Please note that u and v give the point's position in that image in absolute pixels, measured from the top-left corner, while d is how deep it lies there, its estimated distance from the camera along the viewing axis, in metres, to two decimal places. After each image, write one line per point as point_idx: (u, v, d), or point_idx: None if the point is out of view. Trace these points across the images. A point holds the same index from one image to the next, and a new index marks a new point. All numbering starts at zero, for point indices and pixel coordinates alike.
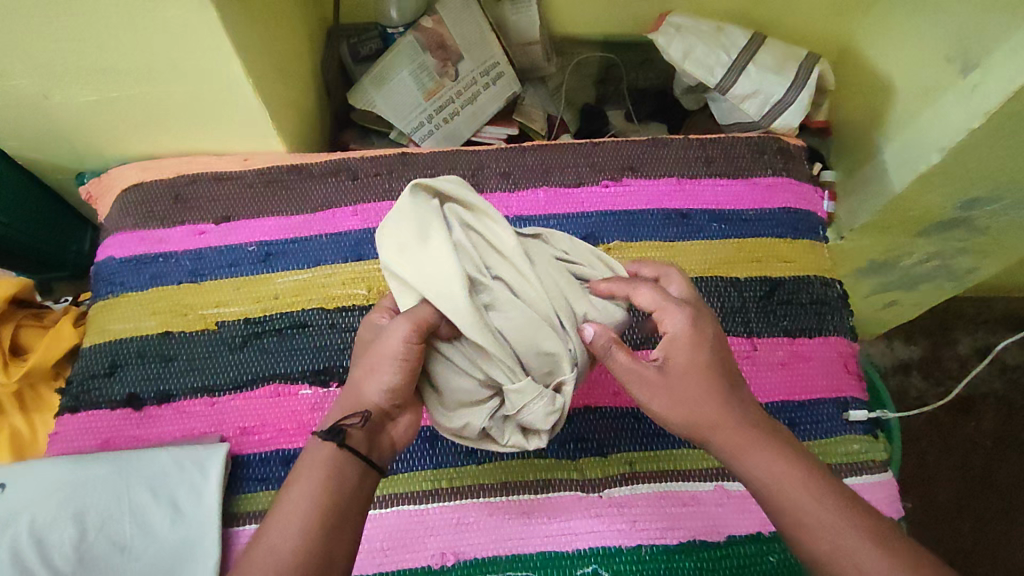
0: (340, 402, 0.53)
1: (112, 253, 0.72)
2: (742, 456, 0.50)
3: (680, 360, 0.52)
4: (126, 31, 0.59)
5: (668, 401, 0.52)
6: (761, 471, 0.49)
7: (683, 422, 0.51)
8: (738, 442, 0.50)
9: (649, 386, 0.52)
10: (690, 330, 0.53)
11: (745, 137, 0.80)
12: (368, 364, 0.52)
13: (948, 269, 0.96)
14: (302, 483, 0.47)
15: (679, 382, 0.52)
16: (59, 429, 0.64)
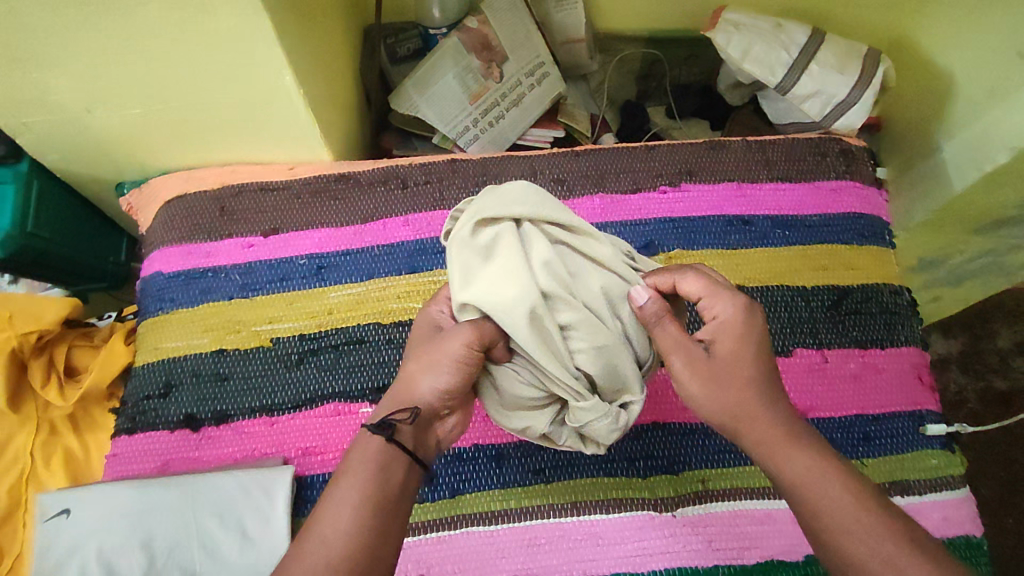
0: (389, 395, 0.50)
1: (159, 268, 0.70)
2: (776, 456, 0.45)
3: (727, 348, 0.48)
4: (175, 43, 0.57)
5: (704, 383, 0.48)
6: (795, 471, 0.44)
7: (715, 408, 0.47)
8: (774, 441, 0.45)
9: (689, 365, 0.48)
10: (737, 318, 0.48)
11: (805, 138, 0.77)
12: (422, 359, 0.50)
13: (1000, 266, 0.91)
14: (349, 478, 0.43)
15: (721, 369, 0.48)
16: (119, 451, 0.63)
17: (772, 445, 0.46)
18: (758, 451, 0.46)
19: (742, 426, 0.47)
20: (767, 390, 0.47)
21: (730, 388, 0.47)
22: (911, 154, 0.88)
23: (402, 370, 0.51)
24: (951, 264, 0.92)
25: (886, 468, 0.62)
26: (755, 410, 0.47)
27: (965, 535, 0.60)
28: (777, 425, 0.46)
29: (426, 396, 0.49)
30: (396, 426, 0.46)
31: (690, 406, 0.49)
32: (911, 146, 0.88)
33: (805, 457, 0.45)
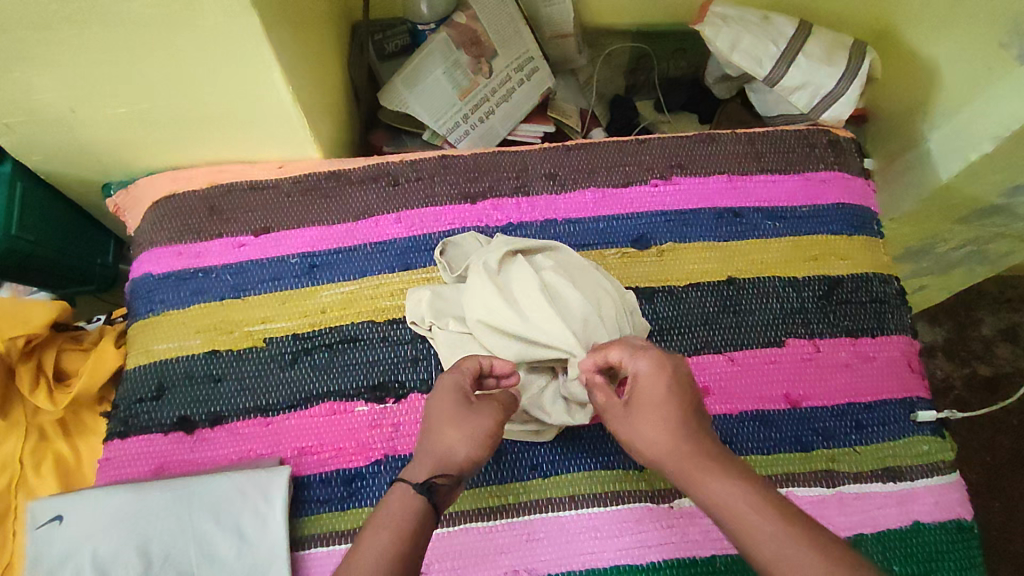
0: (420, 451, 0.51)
1: (149, 269, 0.70)
2: (696, 484, 0.47)
3: (644, 397, 0.51)
4: (162, 40, 0.56)
5: (627, 435, 0.52)
6: (714, 491, 0.46)
7: (641, 451, 0.51)
8: (687, 471, 0.47)
9: (615, 421, 0.53)
10: (653, 368, 0.51)
11: (794, 129, 0.78)
12: (459, 427, 0.50)
13: (984, 254, 0.92)
14: (387, 531, 0.44)
15: (638, 415, 0.51)
16: (111, 455, 0.63)
17: (691, 463, 0.48)
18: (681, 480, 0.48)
19: (665, 463, 0.49)
20: (681, 427, 0.49)
21: (647, 434, 0.50)
22: (896, 145, 0.88)
23: (429, 433, 0.51)
24: (938, 252, 0.94)
25: (877, 455, 0.63)
26: (670, 446, 0.49)
27: (956, 519, 0.61)
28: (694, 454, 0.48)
29: (466, 460, 0.50)
30: (439, 489, 0.48)
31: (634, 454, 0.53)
32: (896, 136, 0.88)
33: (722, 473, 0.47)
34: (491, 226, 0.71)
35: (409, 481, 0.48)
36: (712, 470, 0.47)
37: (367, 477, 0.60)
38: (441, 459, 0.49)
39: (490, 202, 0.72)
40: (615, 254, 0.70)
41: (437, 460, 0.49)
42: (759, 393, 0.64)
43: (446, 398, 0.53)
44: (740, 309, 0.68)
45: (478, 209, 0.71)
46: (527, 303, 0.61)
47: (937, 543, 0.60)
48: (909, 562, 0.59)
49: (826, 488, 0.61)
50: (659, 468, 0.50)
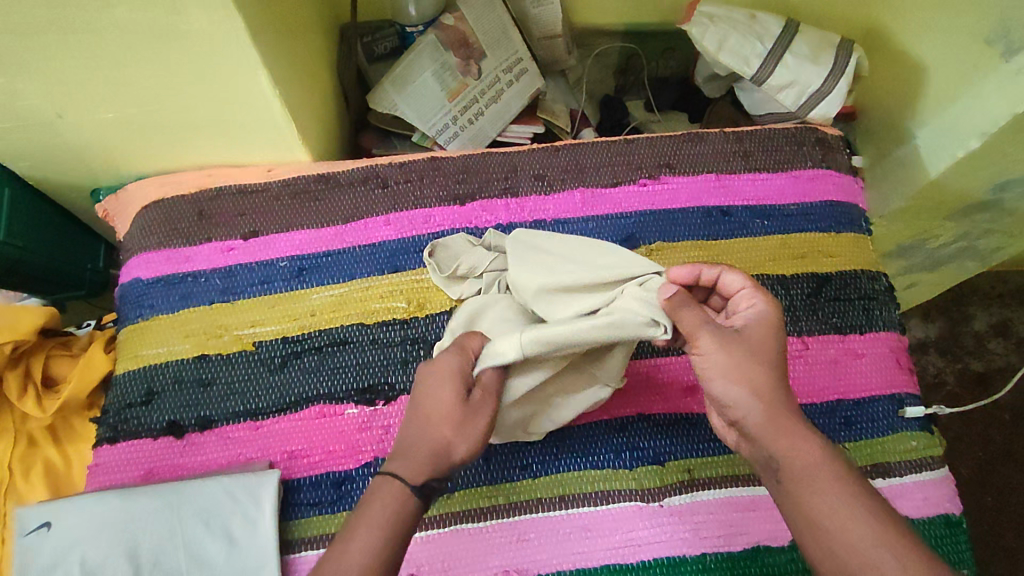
0: (415, 449, 0.48)
1: (138, 274, 0.69)
2: (783, 441, 0.46)
3: (754, 336, 0.49)
4: (147, 45, 0.56)
5: (727, 355, 0.48)
6: (802, 455, 0.46)
7: (730, 377, 0.48)
8: (783, 425, 0.46)
9: (716, 338, 0.49)
10: (773, 317, 0.51)
11: (782, 128, 0.78)
12: (456, 426, 0.48)
13: (974, 250, 0.93)
14: (376, 532, 0.45)
15: (750, 345, 0.49)
16: (100, 461, 0.62)
17: (781, 425, 0.46)
18: (767, 432, 0.47)
19: (754, 404, 0.47)
20: (779, 375, 0.49)
21: (748, 367, 0.48)
22: (884, 142, 0.89)
23: (424, 429, 0.49)
24: (928, 249, 0.94)
25: (866, 452, 0.63)
26: (767, 391, 0.47)
27: (944, 514, 0.61)
28: (788, 412, 0.47)
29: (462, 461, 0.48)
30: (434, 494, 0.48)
31: (703, 376, 0.49)
32: (884, 133, 0.89)
33: (808, 444, 0.46)
34: (480, 227, 0.71)
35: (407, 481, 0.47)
36: (800, 428, 0.47)
37: (358, 479, 0.60)
38: (438, 458, 0.48)
39: (479, 203, 0.72)
40: None
41: (435, 461, 0.47)
42: None
43: (446, 392, 0.49)
44: None
45: (467, 210, 0.71)
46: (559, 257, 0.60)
47: (926, 538, 0.60)
48: None
49: None
50: (739, 404, 0.48)
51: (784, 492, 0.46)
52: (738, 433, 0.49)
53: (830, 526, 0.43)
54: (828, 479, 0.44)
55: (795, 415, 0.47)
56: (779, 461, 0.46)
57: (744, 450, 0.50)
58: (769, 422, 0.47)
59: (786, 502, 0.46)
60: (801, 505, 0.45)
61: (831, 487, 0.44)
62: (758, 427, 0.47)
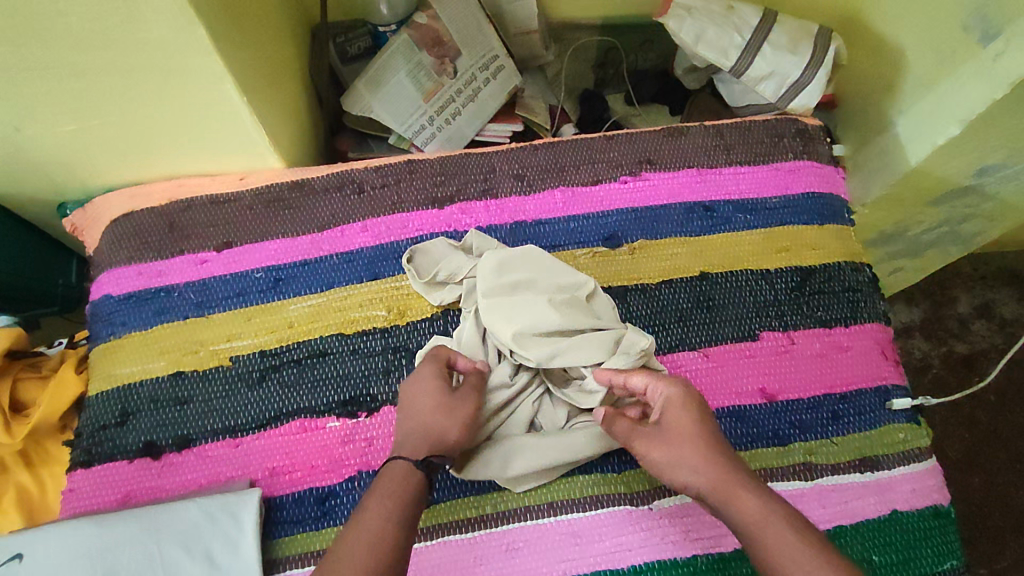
0: (411, 433, 0.54)
1: (109, 291, 0.67)
2: (731, 502, 0.48)
3: (674, 420, 0.53)
4: (102, 54, 0.53)
5: (660, 451, 0.53)
6: (751, 512, 0.47)
7: (671, 469, 0.52)
8: (723, 489, 0.49)
9: (645, 439, 0.54)
10: (680, 393, 0.54)
11: (762, 120, 0.77)
12: (445, 414, 0.55)
13: (956, 235, 0.92)
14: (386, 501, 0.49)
15: (669, 433, 0.53)
16: (74, 486, 0.60)
17: (724, 492, 0.49)
18: (715, 501, 0.49)
19: (700, 480, 0.50)
20: (711, 444, 0.52)
21: (681, 453, 0.51)
22: (864, 131, 0.88)
23: (415, 420, 0.55)
24: (911, 236, 0.94)
25: (854, 446, 0.63)
26: (704, 462, 0.50)
27: (933, 505, 0.61)
28: (731, 473, 0.50)
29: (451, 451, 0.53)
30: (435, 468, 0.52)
31: (655, 474, 0.54)
32: (865, 122, 0.88)
33: (755, 500, 0.48)
34: (460, 230, 0.70)
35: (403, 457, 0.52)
36: (745, 487, 0.49)
37: (342, 494, 0.59)
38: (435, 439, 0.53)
39: (458, 206, 0.70)
40: (587, 254, 0.69)
41: (428, 441, 0.53)
42: (736, 387, 0.64)
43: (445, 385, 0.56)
44: (714, 304, 0.67)
45: (446, 213, 0.70)
46: (520, 312, 0.61)
47: (915, 530, 0.60)
48: (887, 550, 0.59)
49: (805, 481, 0.61)
50: (687, 484, 0.51)
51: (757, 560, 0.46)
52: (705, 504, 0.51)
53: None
54: (777, 525, 0.46)
55: (734, 474, 0.50)
56: (737, 524, 0.48)
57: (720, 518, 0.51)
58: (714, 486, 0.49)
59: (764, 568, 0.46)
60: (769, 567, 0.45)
61: (788, 536, 0.45)
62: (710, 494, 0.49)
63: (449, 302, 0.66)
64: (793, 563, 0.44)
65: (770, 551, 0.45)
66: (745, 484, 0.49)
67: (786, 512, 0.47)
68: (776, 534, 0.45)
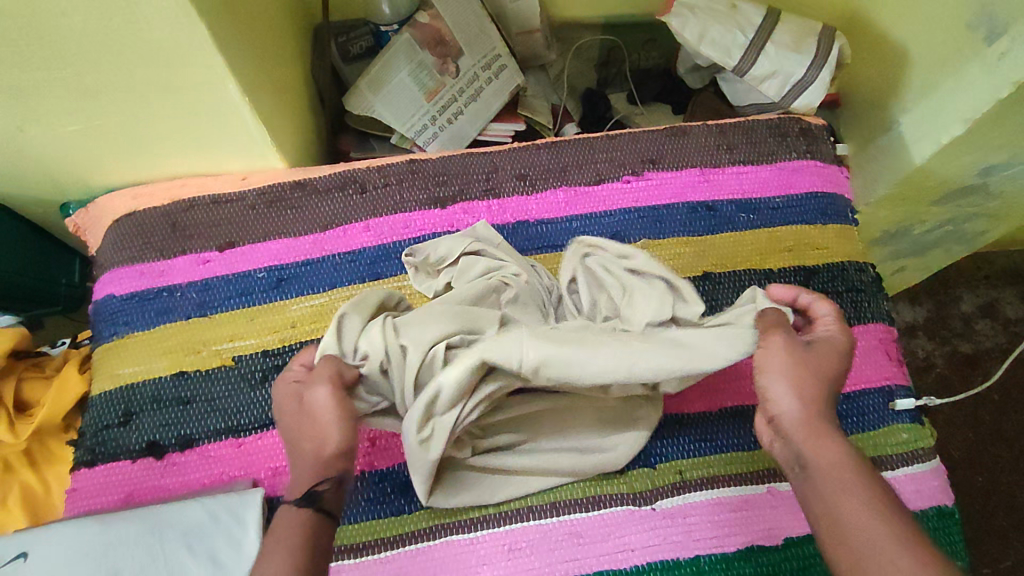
0: (295, 463, 0.48)
1: (112, 291, 0.67)
2: (815, 440, 0.46)
3: (821, 350, 0.51)
4: (104, 54, 0.53)
5: (787, 356, 0.49)
6: (828, 457, 0.45)
7: (784, 377, 0.49)
8: (815, 425, 0.47)
9: (784, 339, 0.50)
10: (844, 339, 0.52)
11: (765, 119, 0.77)
12: (314, 427, 0.48)
13: (961, 234, 0.92)
14: (282, 549, 0.43)
15: (811, 355, 0.50)
16: (78, 485, 0.61)
17: (813, 429, 0.47)
18: (801, 429, 0.47)
19: (796, 400, 0.48)
20: (829, 388, 0.49)
21: (804, 373, 0.49)
22: (868, 130, 0.88)
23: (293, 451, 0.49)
24: (915, 235, 0.93)
25: (857, 447, 0.63)
26: (815, 395, 0.48)
27: (937, 506, 0.61)
28: (826, 417, 0.48)
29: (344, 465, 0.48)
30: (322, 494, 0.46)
31: (756, 372, 0.51)
32: (869, 120, 0.88)
33: (838, 450, 0.46)
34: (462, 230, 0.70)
35: (289, 500, 0.46)
36: (836, 436, 0.47)
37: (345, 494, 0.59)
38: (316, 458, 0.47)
39: (460, 206, 0.70)
40: None
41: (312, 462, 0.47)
42: None
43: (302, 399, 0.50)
44: (717, 304, 0.67)
45: (448, 213, 0.70)
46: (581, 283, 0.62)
47: None
48: None
49: None
50: (781, 399, 0.48)
51: (810, 495, 0.45)
52: (772, 432, 0.50)
53: (854, 535, 0.41)
54: (850, 484, 0.44)
55: (830, 423, 0.48)
56: (807, 459, 0.46)
57: (775, 451, 0.50)
58: (808, 423, 0.47)
59: (814, 506, 0.44)
60: (826, 508, 0.44)
61: (860, 498, 0.43)
62: (796, 425, 0.47)
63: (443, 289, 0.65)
64: (851, 514, 0.42)
65: (833, 496, 0.43)
66: (838, 436, 0.47)
67: (864, 474, 0.44)
68: (841, 491, 0.43)
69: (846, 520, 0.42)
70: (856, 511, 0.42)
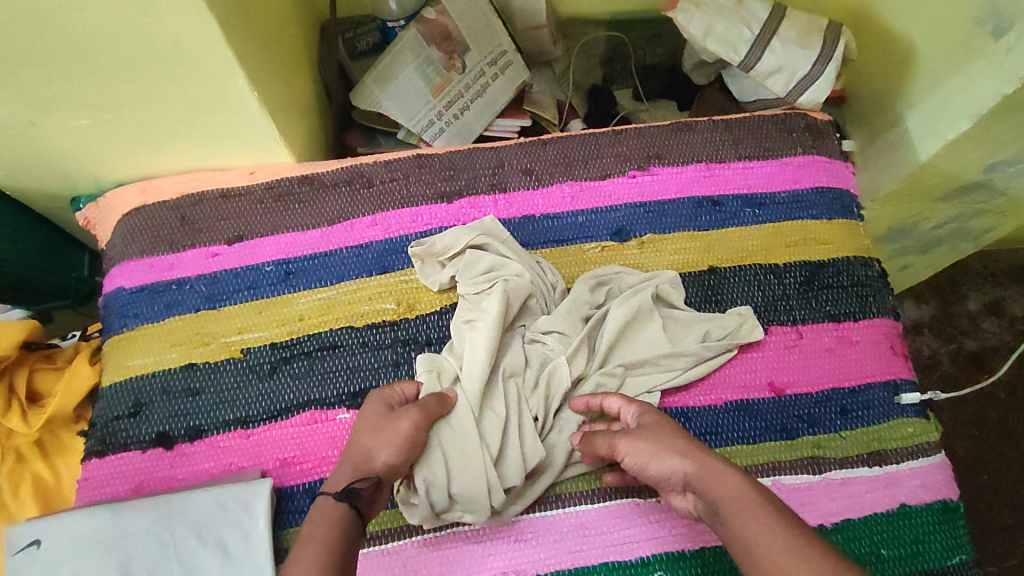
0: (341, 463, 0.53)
1: (122, 283, 0.68)
2: (710, 485, 0.48)
3: (651, 419, 0.55)
4: (115, 49, 0.54)
5: (641, 438, 0.53)
6: (728, 498, 0.47)
7: (654, 456, 0.51)
8: (702, 474, 0.49)
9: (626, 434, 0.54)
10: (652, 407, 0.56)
11: (771, 114, 0.77)
12: (377, 438, 0.54)
13: (967, 230, 0.92)
14: (315, 542, 0.46)
15: (651, 429, 0.53)
16: (89, 475, 0.61)
17: (705, 477, 0.49)
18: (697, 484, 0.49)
19: (679, 465, 0.50)
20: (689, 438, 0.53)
21: (664, 440, 0.52)
22: (874, 127, 0.88)
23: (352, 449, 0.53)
24: (920, 231, 0.93)
25: (863, 440, 0.63)
26: (686, 450, 0.51)
27: (942, 500, 0.61)
28: (711, 461, 0.50)
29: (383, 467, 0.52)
30: (359, 492, 0.50)
31: (638, 472, 0.53)
32: (875, 117, 0.88)
33: (734, 483, 0.48)
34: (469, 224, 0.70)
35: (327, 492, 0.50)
36: (726, 470, 0.49)
37: None
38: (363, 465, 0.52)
39: (467, 200, 0.71)
40: (596, 247, 0.70)
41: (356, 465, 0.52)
42: (745, 381, 0.64)
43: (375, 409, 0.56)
44: (722, 298, 0.68)
45: (454, 207, 0.70)
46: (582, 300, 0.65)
47: (924, 525, 0.60)
48: (895, 545, 0.59)
49: (813, 474, 0.61)
50: (669, 471, 0.51)
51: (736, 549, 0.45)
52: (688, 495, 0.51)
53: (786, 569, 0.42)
54: (755, 510, 0.46)
55: (715, 460, 0.50)
56: (718, 509, 0.47)
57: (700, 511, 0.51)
58: (702, 470, 0.49)
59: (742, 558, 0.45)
60: (750, 552, 0.44)
61: (764, 526, 0.45)
62: (695, 479, 0.49)
63: (446, 283, 0.66)
64: (771, 548, 0.43)
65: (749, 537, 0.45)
66: (728, 470, 0.50)
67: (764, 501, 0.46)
68: (752, 530, 0.45)
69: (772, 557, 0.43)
70: (771, 542, 0.44)
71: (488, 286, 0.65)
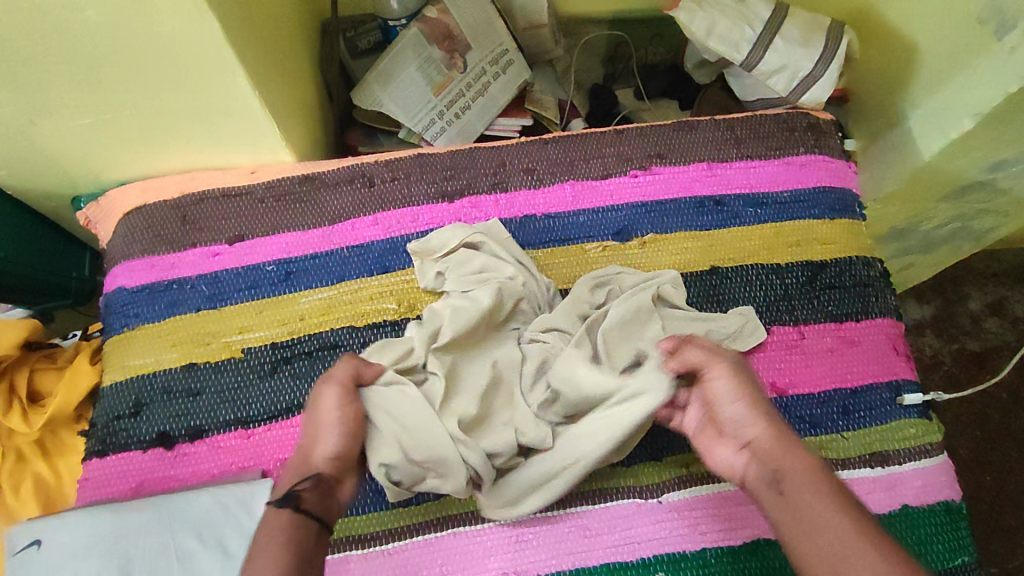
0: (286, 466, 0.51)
1: (123, 283, 0.68)
2: (787, 456, 0.48)
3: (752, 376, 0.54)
4: (117, 48, 0.54)
5: (739, 386, 0.52)
6: (797, 471, 0.47)
7: (746, 408, 0.51)
8: (783, 444, 0.49)
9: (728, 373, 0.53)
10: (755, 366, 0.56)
11: (773, 114, 0.77)
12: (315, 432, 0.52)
13: (970, 230, 0.91)
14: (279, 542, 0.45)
15: (751, 384, 0.53)
16: (90, 475, 0.61)
17: (780, 451, 0.49)
18: (773, 451, 0.49)
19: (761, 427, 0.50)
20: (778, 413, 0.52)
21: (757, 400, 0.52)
22: (876, 126, 0.88)
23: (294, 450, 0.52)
24: (923, 231, 0.93)
25: (865, 441, 0.63)
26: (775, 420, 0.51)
27: (944, 501, 0.61)
28: (789, 437, 0.50)
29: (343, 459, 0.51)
30: (301, 492, 0.48)
31: (715, 407, 0.53)
32: (877, 116, 0.88)
33: (807, 464, 0.48)
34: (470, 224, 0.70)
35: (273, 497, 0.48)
36: (802, 452, 0.49)
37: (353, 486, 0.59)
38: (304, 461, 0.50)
39: (468, 200, 0.71)
40: (597, 247, 0.70)
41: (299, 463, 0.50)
42: None
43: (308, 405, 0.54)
44: (723, 299, 0.68)
45: (455, 207, 0.70)
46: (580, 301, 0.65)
47: (926, 526, 0.60)
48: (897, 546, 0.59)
49: None
50: (749, 427, 0.51)
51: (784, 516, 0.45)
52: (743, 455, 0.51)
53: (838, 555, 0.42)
54: (820, 494, 0.45)
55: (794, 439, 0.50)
56: (783, 477, 0.47)
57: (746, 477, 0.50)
58: (780, 443, 0.49)
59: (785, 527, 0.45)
60: (804, 527, 0.44)
61: (828, 508, 0.44)
62: (769, 446, 0.49)
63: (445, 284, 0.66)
64: (827, 534, 0.43)
65: (810, 514, 0.44)
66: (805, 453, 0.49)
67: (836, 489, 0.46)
68: (816, 506, 0.44)
69: (824, 536, 0.43)
70: (829, 523, 0.43)
71: (482, 284, 0.64)
